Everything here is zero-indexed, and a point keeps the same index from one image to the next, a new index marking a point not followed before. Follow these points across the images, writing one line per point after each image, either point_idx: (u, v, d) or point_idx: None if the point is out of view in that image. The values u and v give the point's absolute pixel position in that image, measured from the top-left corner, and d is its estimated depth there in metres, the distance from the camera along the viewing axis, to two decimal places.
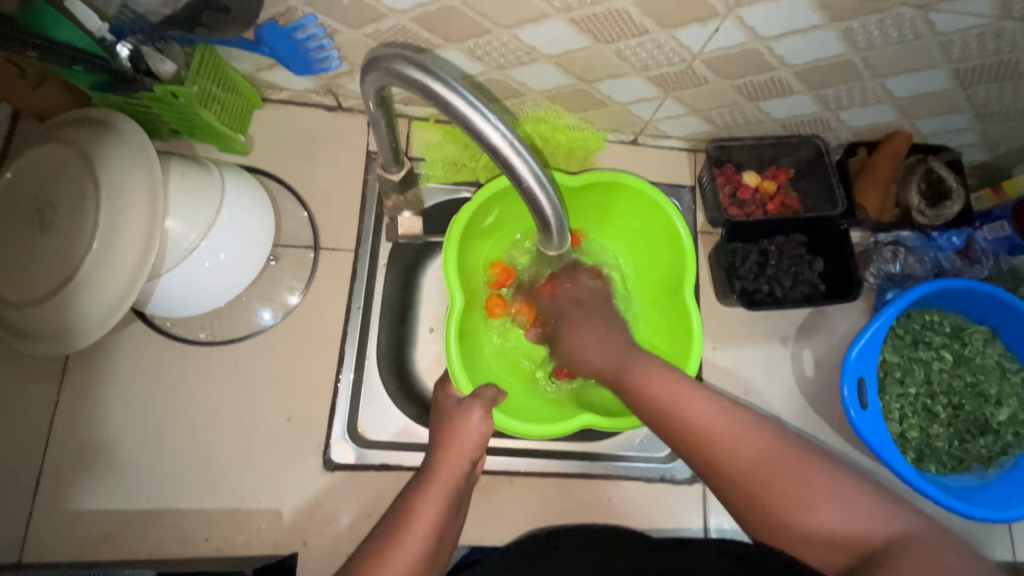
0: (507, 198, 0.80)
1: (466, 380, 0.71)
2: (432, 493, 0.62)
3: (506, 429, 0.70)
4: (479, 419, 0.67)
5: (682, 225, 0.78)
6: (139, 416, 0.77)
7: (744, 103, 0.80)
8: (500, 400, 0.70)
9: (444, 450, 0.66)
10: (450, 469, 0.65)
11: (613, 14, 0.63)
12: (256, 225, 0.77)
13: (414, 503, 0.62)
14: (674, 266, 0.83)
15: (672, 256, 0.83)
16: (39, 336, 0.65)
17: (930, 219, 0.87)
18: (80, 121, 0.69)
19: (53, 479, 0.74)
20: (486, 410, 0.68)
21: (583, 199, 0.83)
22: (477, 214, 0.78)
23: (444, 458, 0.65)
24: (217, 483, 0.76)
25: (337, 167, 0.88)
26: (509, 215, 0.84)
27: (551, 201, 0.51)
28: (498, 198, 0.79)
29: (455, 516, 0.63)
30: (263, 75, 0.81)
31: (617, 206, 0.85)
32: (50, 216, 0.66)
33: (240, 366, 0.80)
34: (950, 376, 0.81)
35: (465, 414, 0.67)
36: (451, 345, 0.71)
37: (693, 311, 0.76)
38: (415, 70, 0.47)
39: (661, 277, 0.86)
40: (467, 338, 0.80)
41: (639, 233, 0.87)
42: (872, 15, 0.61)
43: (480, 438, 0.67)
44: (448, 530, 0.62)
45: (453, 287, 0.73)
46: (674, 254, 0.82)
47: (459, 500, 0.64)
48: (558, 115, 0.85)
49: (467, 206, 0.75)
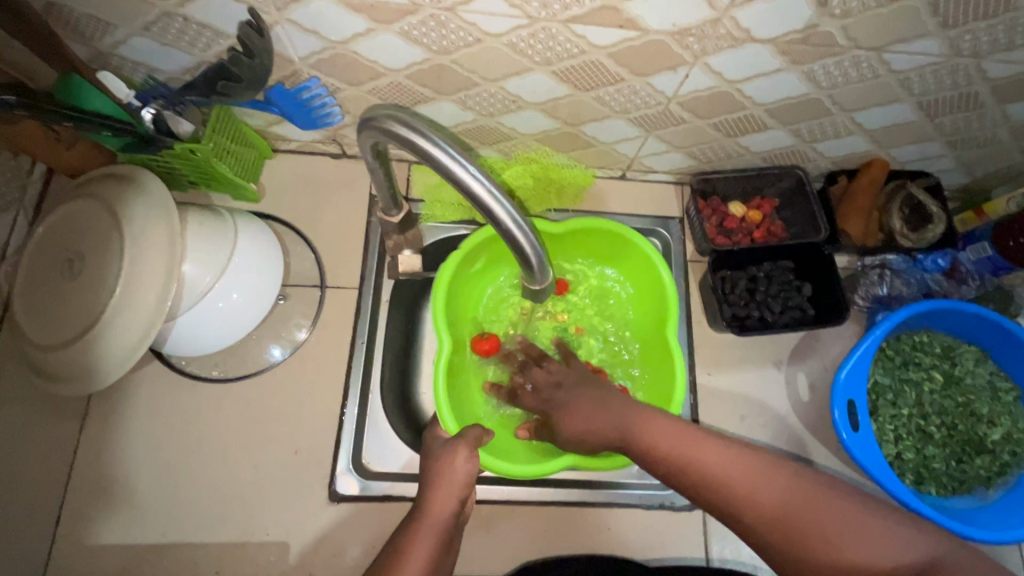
0: (493, 244, 0.85)
1: (451, 421, 0.75)
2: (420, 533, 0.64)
3: (492, 467, 0.72)
4: (465, 457, 0.70)
5: (662, 268, 0.82)
6: (155, 451, 0.81)
7: (722, 139, 0.85)
8: (485, 438, 0.73)
9: (434, 489, 0.68)
10: (440, 506, 0.67)
11: (589, 66, 0.68)
12: (265, 266, 0.83)
13: (405, 542, 0.64)
14: (656, 303, 0.86)
15: (653, 290, 0.86)
16: (65, 377, 0.70)
17: (914, 243, 0.90)
18: (105, 177, 0.76)
19: (72, 515, 0.78)
20: (472, 449, 0.70)
21: (565, 242, 0.87)
22: (463, 261, 0.82)
23: (435, 495, 0.68)
24: (228, 516, 0.79)
25: (341, 210, 0.93)
26: (497, 257, 0.89)
27: (529, 241, 0.55)
28: (485, 243, 0.84)
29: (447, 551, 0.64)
30: (274, 129, 0.88)
31: (600, 247, 0.88)
32: (79, 265, 0.71)
33: (250, 400, 0.84)
34: (941, 397, 0.81)
35: (451, 453, 0.70)
36: (439, 389, 0.74)
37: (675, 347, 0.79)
38: (402, 128, 0.52)
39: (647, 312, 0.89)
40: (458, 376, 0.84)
41: (621, 269, 0.91)
42: (830, 57, 0.66)
43: (466, 476, 0.69)
44: (440, 564, 0.64)
45: (441, 332, 0.77)
46: (657, 292, 0.85)
47: (450, 536, 0.66)
48: (548, 155, 0.90)
49: (451, 257, 0.80)
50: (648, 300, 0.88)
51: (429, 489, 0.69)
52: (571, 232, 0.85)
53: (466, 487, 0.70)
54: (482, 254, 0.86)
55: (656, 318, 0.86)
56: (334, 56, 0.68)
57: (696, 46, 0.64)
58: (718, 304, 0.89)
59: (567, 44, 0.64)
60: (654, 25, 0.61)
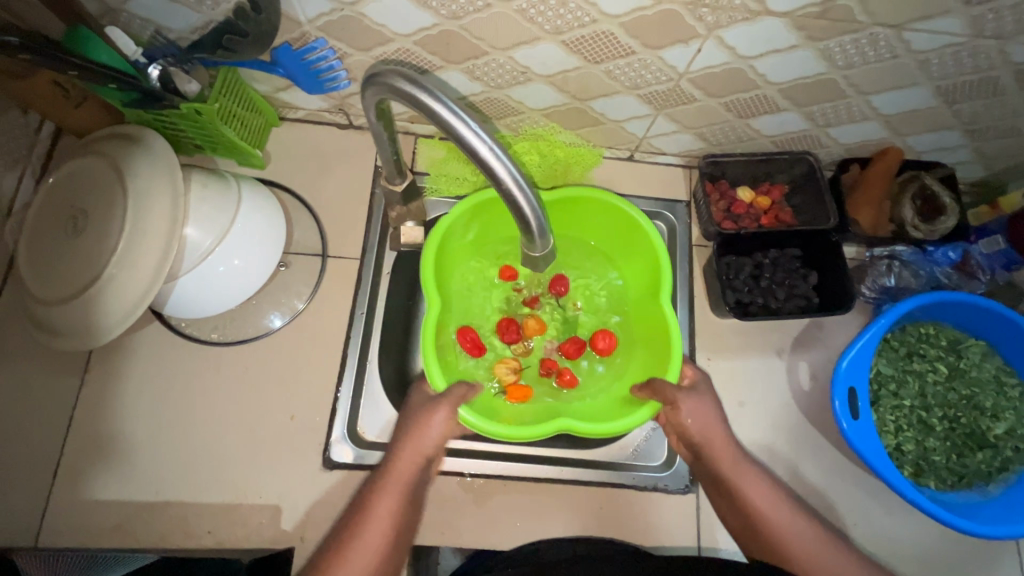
0: (480, 212, 0.85)
1: (440, 378, 0.73)
2: (387, 488, 0.68)
3: (479, 428, 0.70)
4: (442, 418, 0.70)
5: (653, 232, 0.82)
6: (154, 410, 0.81)
7: (733, 120, 0.83)
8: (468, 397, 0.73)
9: (401, 448, 0.70)
10: (405, 466, 0.69)
11: (600, 36, 0.67)
12: (267, 233, 0.83)
13: (368, 497, 0.67)
14: (648, 270, 0.86)
15: (647, 266, 0.86)
16: (68, 331, 0.71)
17: (924, 234, 0.87)
18: (112, 137, 0.76)
19: (69, 468, 0.78)
20: (453, 408, 0.71)
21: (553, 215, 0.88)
22: (455, 230, 0.83)
23: (402, 453, 0.70)
24: (223, 478, 0.80)
25: (345, 179, 0.93)
26: (487, 231, 0.89)
27: (531, 204, 0.54)
28: (473, 215, 0.84)
29: (411, 506, 0.69)
30: (281, 96, 0.88)
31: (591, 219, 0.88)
32: (82, 221, 0.72)
33: (248, 363, 0.84)
34: (944, 389, 0.80)
35: (431, 412, 0.71)
36: (430, 353, 0.73)
37: (671, 319, 0.78)
38: (407, 84, 0.51)
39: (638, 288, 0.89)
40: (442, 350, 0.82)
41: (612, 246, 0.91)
42: (846, 34, 0.64)
43: (438, 436, 0.71)
44: (407, 519, 0.69)
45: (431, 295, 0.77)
46: (651, 267, 0.85)
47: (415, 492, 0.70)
48: (555, 132, 0.89)
49: (445, 216, 0.80)
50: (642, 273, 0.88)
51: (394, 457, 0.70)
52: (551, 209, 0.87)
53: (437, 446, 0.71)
54: (472, 225, 0.86)
55: (650, 289, 0.85)
56: (343, 18, 0.68)
57: (710, 18, 0.63)
58: (721, 289, 0.88)
59: (578, 11, 0.63)
60: None
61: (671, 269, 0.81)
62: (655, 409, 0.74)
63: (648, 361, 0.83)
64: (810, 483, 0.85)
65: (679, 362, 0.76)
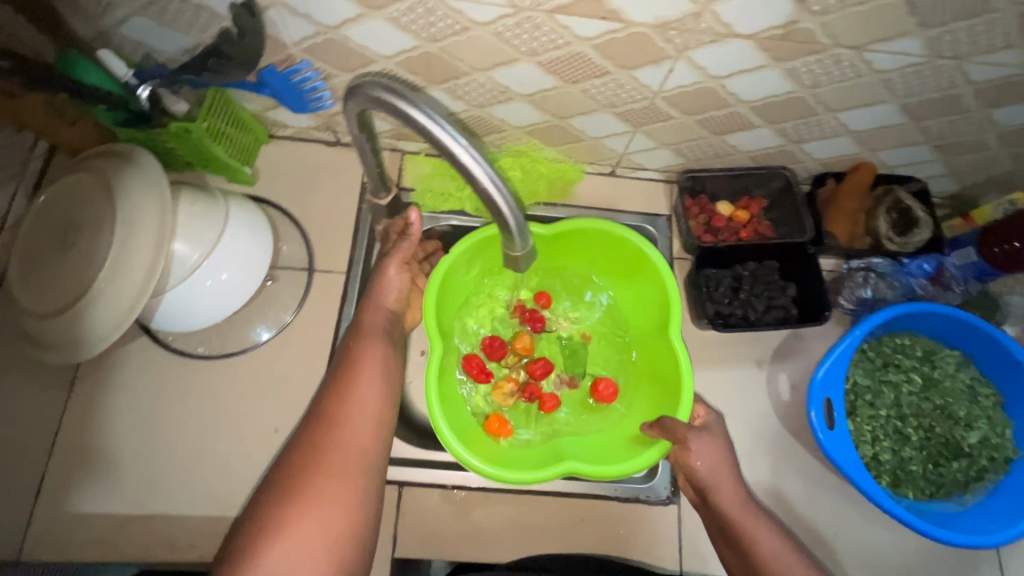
0: (485, 251, 0.87)
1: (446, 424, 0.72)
2: (365, 335, 0.73)
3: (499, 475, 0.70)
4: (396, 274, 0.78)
5: (661, 265, 0.83)
6: (140, 423, 0.82)
7: (709, 136, 0.86)
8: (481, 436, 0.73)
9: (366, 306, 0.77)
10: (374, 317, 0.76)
11: (575, 57, 0.69)
12: (254, 248, 0.85)
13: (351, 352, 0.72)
14: (656, 305, 0.87)
15: (655, 302, 0.87)
16: (56, 343, 0.72)
17: (900, 247, 0.89)
18: (104, 154, 0.78)
19: (54, 481, 0.79)
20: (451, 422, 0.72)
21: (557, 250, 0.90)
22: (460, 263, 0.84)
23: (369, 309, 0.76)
24: (207, 491, 0.80)
25: (333, 195, 0.95)
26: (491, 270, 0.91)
27: (507, 202, 0.55)
28: (478, 250, 0.86)
29: (391, 346, 0.74)
30: (270, 114, 0.90)
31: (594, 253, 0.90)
32: (73, 237, 0.74)
33: (234, 377, 0.85)
34: (919, 399, 0.81)
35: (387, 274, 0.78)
36: (432, 393, 0.73)
37: (682, 354, 0.79)
38: (384, 90, 0.54)
39: (646, 326, 0.90)
40: (445, 382, 0.82)
41: (615, 277, 0.92)
42: (811, 55, 0.66)
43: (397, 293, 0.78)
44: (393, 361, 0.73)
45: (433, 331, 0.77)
46: (659, 304, 0.86)
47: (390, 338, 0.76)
48: (538, 149, 0.92)
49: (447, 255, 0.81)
50: (649, 310, 0.89)
51: (342, 410, 0.66)
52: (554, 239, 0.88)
53: (385, 424, 0.68)
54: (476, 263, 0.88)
55: (659, 326, 0.86)
56: (327, 41, 0.70)
57: (678, 40, 0.65)
58: (700, 301, 0.90)
59: (552, 34, 0.66)
60: (637, 18, 0.62)
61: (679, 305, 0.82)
62: (664, 450, 0.74)
63: (659, 403, 0.83)
64: (791, 494, 0.85)
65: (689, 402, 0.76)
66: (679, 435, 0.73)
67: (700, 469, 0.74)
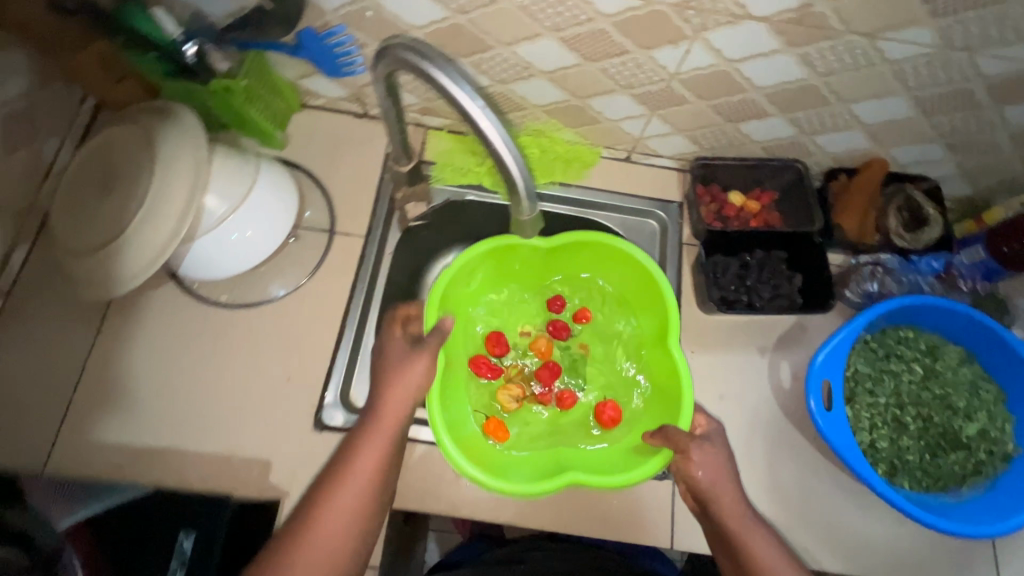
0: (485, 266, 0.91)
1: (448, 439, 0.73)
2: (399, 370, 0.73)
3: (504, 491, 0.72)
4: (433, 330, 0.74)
5: (661, 278, 0.85)
6: (160, 363, 0.86)
7: (724, 124, 0.88)
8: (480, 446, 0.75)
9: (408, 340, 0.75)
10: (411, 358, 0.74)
11: (596, 34, 0.73)
12: (279, 206, 0.89)
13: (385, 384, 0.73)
14: (656, 317, 0.88)
15: (654, 314, 0.89)
16: (89, 279, 0.76)
17: (910, 244, 0.91)
18: (147, 109, 0.83)
19: (76, 413, 0.82)
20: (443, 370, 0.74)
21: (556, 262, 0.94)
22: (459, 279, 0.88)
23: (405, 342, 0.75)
24: (217, 433, 0.83)
25: (357, 164, 0.99)
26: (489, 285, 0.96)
27: (517, 164, 0.58)
28: (480, 262, 0.89)
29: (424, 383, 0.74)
30: (304, 83, 0.95)
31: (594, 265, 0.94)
32: (114, 184, 0.79)
33: (251, 327, 0.89)
34: (919, 390, 0.81)
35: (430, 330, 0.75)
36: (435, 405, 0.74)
37: (682, 365, 0.80)
38: (408, 51, 0.57)
39: (646, 337, 0.92)
40: (450, 393, 0.87)
41: (616, 288, 0.95)
42: (824, 40, 0.69)
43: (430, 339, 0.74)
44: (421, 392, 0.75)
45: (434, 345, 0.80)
46: (658, 313, 0.88)
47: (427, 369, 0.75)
48: (556, 129, 0.95)
49: (446, 270, 0.84)
50: (650, 323, 0.91)
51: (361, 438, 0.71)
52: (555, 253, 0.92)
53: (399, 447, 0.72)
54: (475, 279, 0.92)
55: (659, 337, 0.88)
56: (364, 9, 0.75)
57: (696, 20, 0.68)
58: (707, 285, 0.92)
59: (576, 9, 0.69)
60: None
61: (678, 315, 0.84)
62: (665, 461, 0.75)
63: (660, 416, 0.85)
64: (787, 479, 0.86)
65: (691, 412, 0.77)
66: (680, 444, 0.72)
67: (700, 480, 0.72)
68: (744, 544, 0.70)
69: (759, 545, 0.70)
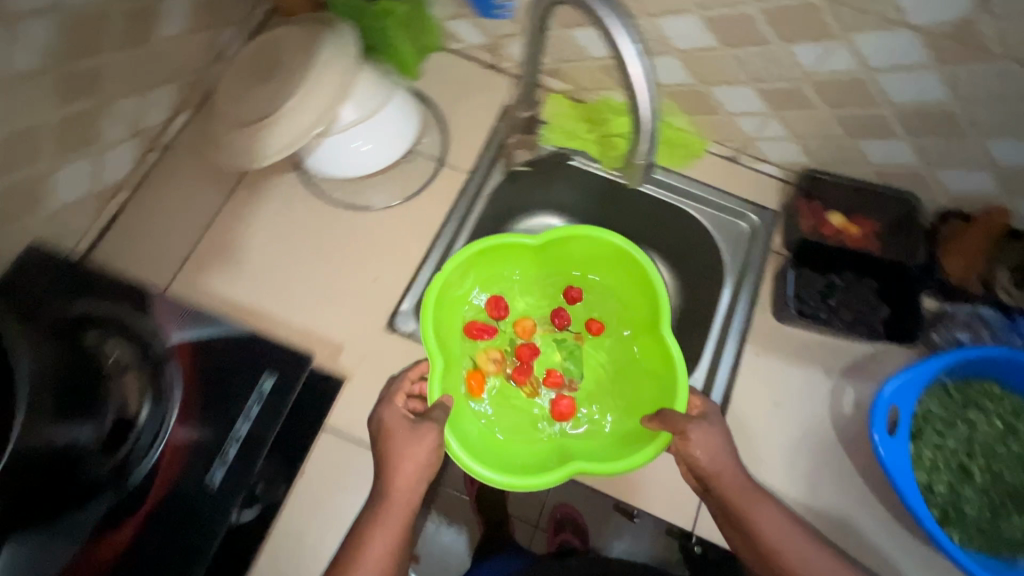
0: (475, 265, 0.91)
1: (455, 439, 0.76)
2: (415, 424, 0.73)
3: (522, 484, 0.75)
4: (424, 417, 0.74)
5: (653, 269, 0.86)
6: (269, 240, 0.95)
7: (844, 138, 0.88)
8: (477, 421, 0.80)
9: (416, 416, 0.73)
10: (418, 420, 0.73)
11: (742, 19, 0.76)
12: (399, 129, 0.97)
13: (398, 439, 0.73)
14: (647, 304, 0.91)
15: (647, 302, 0.91)
16: (233, 148, 0.86)
17: (1015, 301, 0.87)
18: (311, 19, 0.92)
19: (193, 263, 0.92)
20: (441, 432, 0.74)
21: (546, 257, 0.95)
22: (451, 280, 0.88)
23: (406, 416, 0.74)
24: (303, 311, 0.91)
25: (476, 108, 1.06)
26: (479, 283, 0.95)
27: (647, 106, 0.61)
28: (472, 262, 0.90)
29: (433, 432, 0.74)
30: (450, 25, 1.03)
31: (591, 259, 0.94)
32: (271, 73, 0.88)
33: (351, 228, 0.97)
34: (993, 444, 0.78)
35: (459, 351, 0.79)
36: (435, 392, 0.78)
37: (675, 350, 0.83)
38: None
39: (636, 322, 0.94)
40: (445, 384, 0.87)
41: (604, 275, 0.96)
42: (976, 62, 0.69)
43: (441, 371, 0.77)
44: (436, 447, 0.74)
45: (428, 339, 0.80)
46: (649, 304, 0.90)
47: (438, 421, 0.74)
48: (672, 114, 0.97)
49: (438, 275, 0.84)
50: (641, 312, 0.93)
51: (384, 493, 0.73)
52: (548, 247, 0.92)
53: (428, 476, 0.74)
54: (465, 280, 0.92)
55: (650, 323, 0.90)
56: None
57: (847, 17, 0.70)
58: (787, 295, 0.91)
59: None
60: None
61: (667, 297, 0.86)
62: (665, 442, 0.76)
63: (653, 397, 0.87)
64: (827, 501, 0.84)
65: (686, 392, 0.80)
66: (677, 426, 0.74)
67: (700, 459, 0.74)
68: (765, 539, 0.74)
69: (776, 535, 0.74)
